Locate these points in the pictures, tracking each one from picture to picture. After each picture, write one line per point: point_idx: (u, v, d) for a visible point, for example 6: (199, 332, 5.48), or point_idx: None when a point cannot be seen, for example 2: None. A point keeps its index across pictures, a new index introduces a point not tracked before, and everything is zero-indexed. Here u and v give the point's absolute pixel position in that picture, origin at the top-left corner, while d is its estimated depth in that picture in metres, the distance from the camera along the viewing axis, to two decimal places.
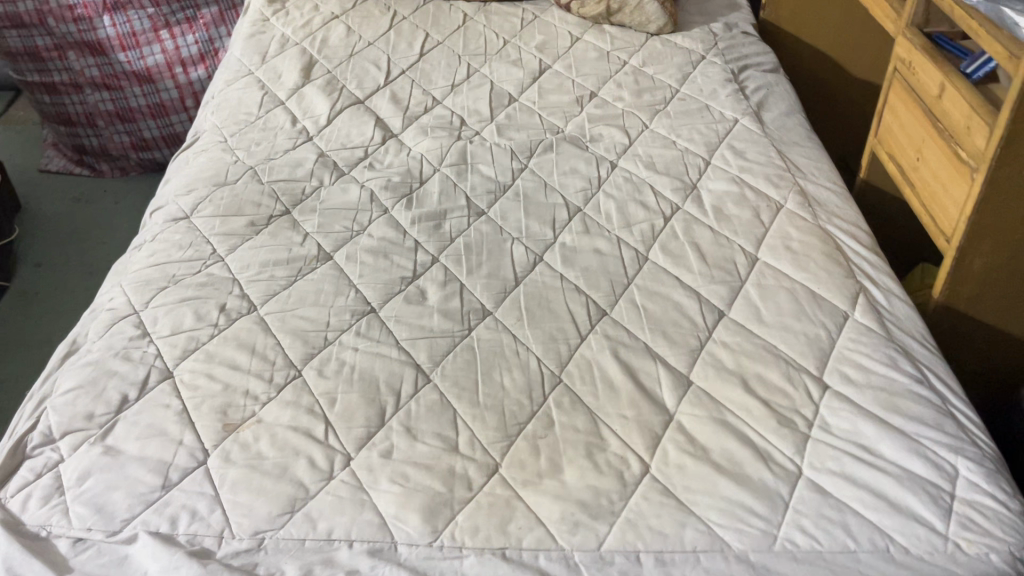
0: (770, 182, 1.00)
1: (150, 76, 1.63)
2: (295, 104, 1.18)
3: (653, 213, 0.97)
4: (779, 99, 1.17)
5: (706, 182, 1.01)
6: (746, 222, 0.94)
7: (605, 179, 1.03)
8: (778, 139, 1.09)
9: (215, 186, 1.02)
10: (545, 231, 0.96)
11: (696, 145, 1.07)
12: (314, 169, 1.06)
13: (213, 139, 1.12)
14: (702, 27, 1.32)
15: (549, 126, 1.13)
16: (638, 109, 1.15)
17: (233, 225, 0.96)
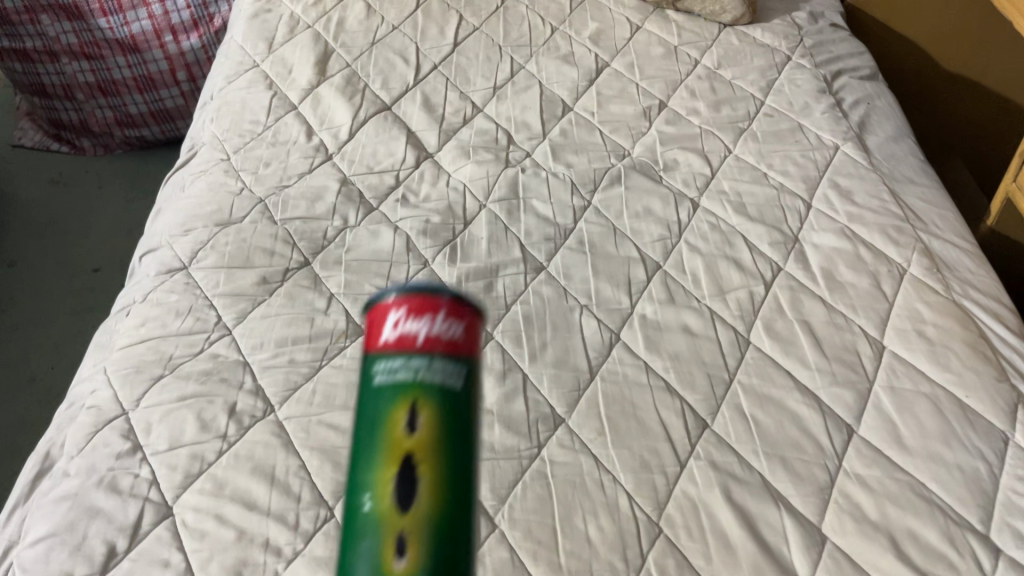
0: (888, 238, 0.83)
1: (136, 45, 1.41)
2: (310, 110, 0.99)
3: (749, 277, 0.80)
4: (883, 118, 0.99)
5: (809, 233, 0.84)
6: (864, 293, 0.78)
7: (686, 224, 0.86)
8: (889, 174, 0.91)
9: (217, 226, 0.85)
10: (620, 298, 0.79)
11: (792, 181, 0.90)
12: (336, 203, 0.88)
13: (213, 157, 0.94)
14: (783, 16, 1.13)
15: (613, 147, 0.95)
16: (718, 127, 0.97)
17: (240, 282, 0.79)
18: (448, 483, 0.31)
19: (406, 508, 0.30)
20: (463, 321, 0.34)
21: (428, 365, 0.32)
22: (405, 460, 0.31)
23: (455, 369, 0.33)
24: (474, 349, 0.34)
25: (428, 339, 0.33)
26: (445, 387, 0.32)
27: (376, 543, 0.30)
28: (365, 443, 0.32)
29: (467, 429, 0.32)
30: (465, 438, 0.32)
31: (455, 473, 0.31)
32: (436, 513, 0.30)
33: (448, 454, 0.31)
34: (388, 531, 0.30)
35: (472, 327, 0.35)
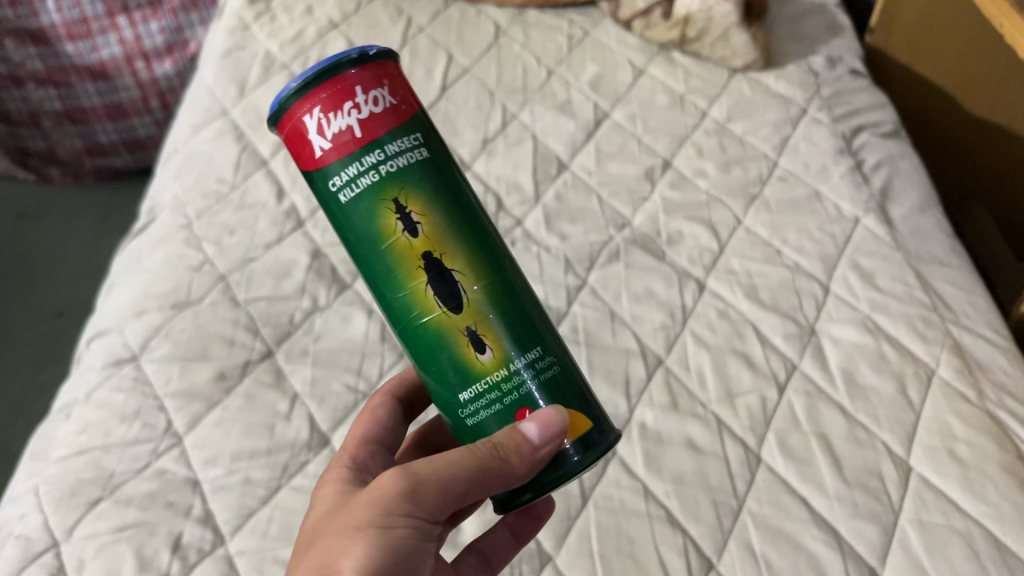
0: (914, 332, 0.75)
1: (106, 72, 1.35)
2: (282, 167, 0.91)
3: (761, 378, 0.72)
4: (907, 184, 0.91)
5: (827, 324, 0.77)
6: (888, 400, 0.70)
7: (691, 310, 0.78)
8: (914, 252, 0.83)
9: (173, 307, 0.77)
10: (617, 400, 0.71)
11: (808, 259, 0.82)
12: (306, 280, 0.80)
13: (174, 222, 0.85)
14: (798, 61, 1.05)
15: (612, 215, 0.87)
16: (727, 192, 0.89)
17: (194, 379, 0.71)
18: (463, 258, 0.45)
19: (460, 307, 0.45)
20: (382, 79, 0.45)
21: (394, 168, 0.45)
22: (426, 261, 0.45)
23: (409, 141, 0.45)
24: (407, 127, 0.45)
25: (378, 129, 0.45)
26: (407, 173, 0.45)
27: (453, 347, 0.46)
28: (389, 268, 0.45)
29: (446, 171, 0.46)
30: (451, 196, 0.46)
31: (468, 240, 0.46)
32: (483, 288, 0.46)
33: (449, 237, 0.45)
34: (457, 329, 0.45)
35: (398, 106, 0.46)
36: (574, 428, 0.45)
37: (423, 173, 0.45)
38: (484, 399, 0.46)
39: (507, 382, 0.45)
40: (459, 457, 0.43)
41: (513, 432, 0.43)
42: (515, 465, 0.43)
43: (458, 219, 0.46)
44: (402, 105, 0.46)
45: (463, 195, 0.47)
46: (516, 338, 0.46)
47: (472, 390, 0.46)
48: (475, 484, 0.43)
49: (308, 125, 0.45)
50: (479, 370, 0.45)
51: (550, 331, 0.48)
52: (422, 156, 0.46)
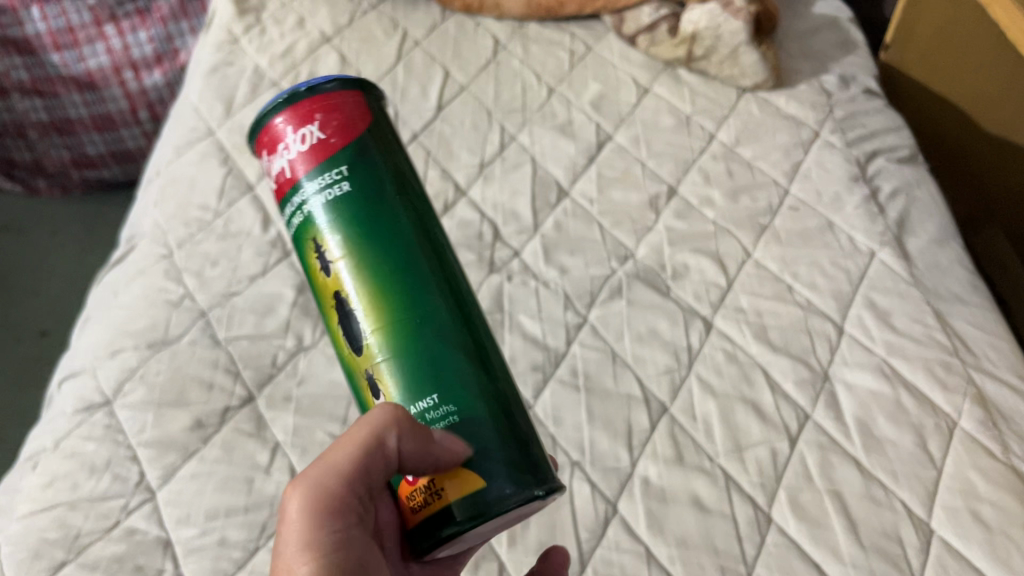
0: (934, 379, 0.71)
1: (93, 82, 1.30)
2: (268, 192, 0.87)
3: (772, 428, 0.68)
4: (925, 214, 0.86)
5: (841, 369, 0.72)
6: (907, 455, 0.66)
7: (697, 352, 0.74)
8: (933, 289, 0.79)
9: (149, 346, 0.73)
10: (618, 453, 0.67)
11: (821, 297, 0.78)
12: (291, 317, 0.76)
13: (153, 252, 0.81)
14: (809, 79, 1.01)
15: (614, 246, 0.83)
16: (736, 222, 0.85)
17: (169, 426, 0.67)
18: (369, 291, 0.45)
19: (358, 349, 0.46)
20: (314, 113, 0.48)
21: (324, 197, 0.47)
22: (337, 296, 0.47)
23: (340, 174, 0.47)
24: (341, 167, 0.47)
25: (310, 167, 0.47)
26: (329, 212, 0.47)
27: (360, 383, 0.47)
28: (321, 308, 0.49)
29: (369, 198, 0.47)
30: (379, 231, 0.46)
31: (384, 268, 0.46)
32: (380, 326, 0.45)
33: (356, 274, 0.46)
34: (360, 370, 0.46)
35: (328, 142, 0.47)
36: (461, 485, 0.42)
37: (342, 203, 0.46)
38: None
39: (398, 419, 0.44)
40: (367, 441, 0.41)
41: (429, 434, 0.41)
42: (426, 444, 0.41)
43: (366, 255, 0.46)
44: (339, 140, 0.47)
45: (392, 225, 0.47)
46: (412, 381, 0.44)
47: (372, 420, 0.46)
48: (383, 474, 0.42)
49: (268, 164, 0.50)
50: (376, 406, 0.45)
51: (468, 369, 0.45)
52: (348, 192, 0.47)
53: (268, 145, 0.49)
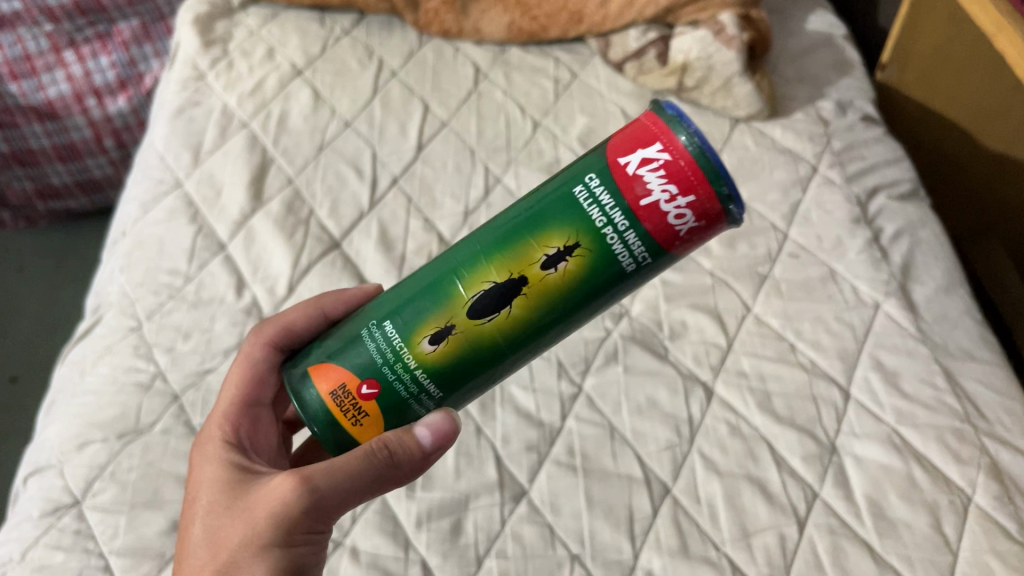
0: (946, 450, 0.68)
1: (54, 112, 1.22)
2: (240, 252, 0.82)
3: (780, 512, 0.65)
4: (928, 259, 0.83)
5: (850, 440, 0.69)
6: (922, 539, 0.63)
7: (699, 424, 0.70)
8: (941, 345, 0.76)
9: (120, 436, 0.68)
10: (621, 544, 0.63)
11: (826, 357, 0.74)
12: None
13: (121, 325, 0.77)
14: (805, 107, 0.96)
15: (608, 303, 0.79)
16: (734, 274, 0.81)
17: (143, 529, 0.63)
18: (520, 325, 0.47)
19: (476, 313, 0.47)
20: (700, 220, 0.43)
21: (600, 223, 0.44)
22: (511, 281, 0.46)
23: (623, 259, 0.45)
24: (656, 241, 0.44)
25: (639, 198, 0.43)
26: (599, 265, 0.45)
27: (445, 303, 0.48)
28: (502, 243, 0.47)
29: (596, 300, 0.47)
30: (565, 312, 0.47)
31: (539, 316, 0.46)
32: (489, 335, 0.47)
33: (531, 312, 0.46)
34: (461, 308, 0.47)
35: (693, 202, 0.43)
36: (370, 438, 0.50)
37: (610, 255, 0.44)
38: (377, 362, 0.49)
39: (396, 377, 0.48)
40: (381, 463, 0.47)
41: (406, 435, 0.48)
42: (407, 469, 0.49)
43: (550, 312, 0.46)
44: (710, 213, 0.43)
45: (578, 317, 0.47)
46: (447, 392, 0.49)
47: (387, 345, 0.49)
48: (363, 484, 0.47)
49: (641, 144, 0.44)
50: (413, 347, 0.48)
51: (469, 396, 0.50)
52: (615, 265, 0.45)
53: (656, 136, 0.44)
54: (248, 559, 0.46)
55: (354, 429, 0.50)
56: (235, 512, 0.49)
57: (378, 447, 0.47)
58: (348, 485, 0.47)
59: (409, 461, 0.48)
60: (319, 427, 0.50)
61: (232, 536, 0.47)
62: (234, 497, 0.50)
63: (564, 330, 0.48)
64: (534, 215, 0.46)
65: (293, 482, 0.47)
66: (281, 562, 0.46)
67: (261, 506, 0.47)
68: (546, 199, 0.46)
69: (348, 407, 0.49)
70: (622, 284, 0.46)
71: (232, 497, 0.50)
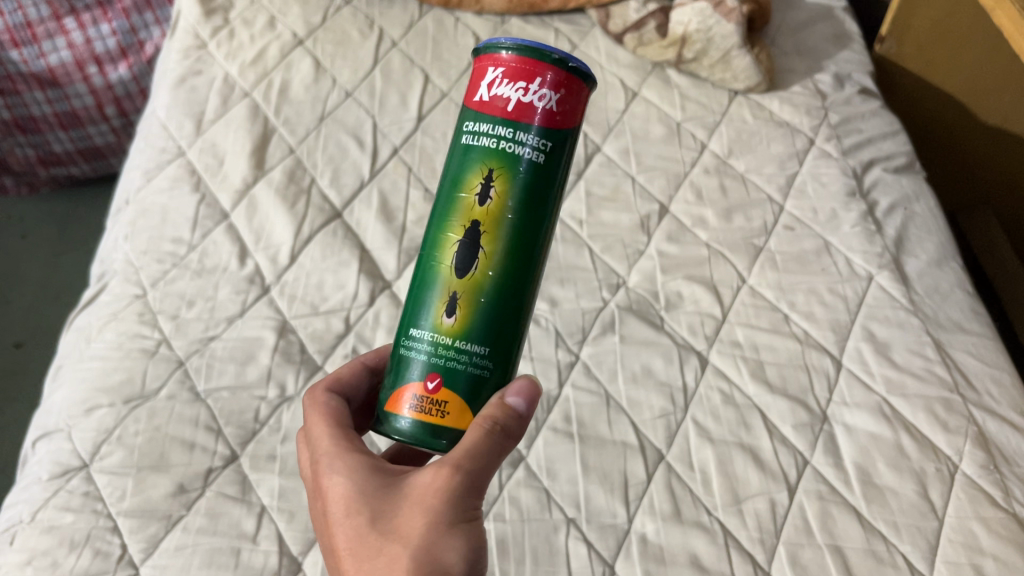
0: (934, 420, 0.70)
1: (55, 80, 1.23)
2: (243, 221, 0.83)
3: (770, 478, 0.67)
4: (922, 232, 0.84)
5: (840, 409, 0.71)
6: (909, 505, 0.65)
7: (693, 392, 0.72)
8: (932, 317, 0.77)
9: (126, 402, 0.70)
10: (615, 508, 0.65)
11: (818, 328, 0.76)
12: (272, 366, 0.73)
13: (126, 292, 0.78)
14: (803, 80, 0.97)
15: (605, 274, 0.80)
16: (730, 246, 0.82)
17: (150, 492, 0.65)
18: (506, 253, 0.46)
19: (465, 272, 0.46)
20: (558, 87, 0.46)
21: (495, 144, 0.46)
22: (475, 227, 0.46)
23: (532, 151, 0.46)
24: (545, 124, 0.46)
25: (505, 107, 0.46)
26: (518, 165, 0.46)
27: (437, 288, 0.47)
28: (447, 214, 0.48)
29: (546, 195, 0.47)
30: (531, 225, 0.47)
31: (512, 234, 0.46)
32: (487, 281, 0.46)
33: (506, 234, 0.46)
34: (449, 285, 0.47)
35: (538, 77, 0.46)
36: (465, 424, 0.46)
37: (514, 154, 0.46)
38: (423, 364, 0.47)
39: (446, 361, 0.46)
40: (501, 432, 0.45)
41: (501, 404, 0.46)
42: (516, 434, 0.46)
43: (522, 227, 0.46)
44: (561, 80, 0.46)
45: (543, 224, 0.47)
46: (489, 350, 0.47)
47: (423, 348, 0.47)
48: (495, 454, 0.44)
49: (482, 76, 0.48)
50: (435, 334, 0.47)
51: (515, 351, 0.48)
52: (528, 162, 0.46)
53: (486, 67, 0.48)
54: (440, 547, 0.41)
55: (445, 421, 0.46)
56: (394, 515, 0.42)
57: (490, 423, 0.44)
58: (489, 457, 0.44)
59: (514, 427, 0.46)
60: (438, 440, 0.46)
61: (411, 543, 0.41)
62: (375, 504, 0.43)
63: (542, 246, 0.48)
64: (452, 179, 0.48)
65: (453, 473, 0.42)
66: (468, 544, 0.42)
67: (426, 507, 0.42)
68: (452, 165, 0.49)
69: (427, 407, 0.46)
70: (547, 172, 0.47)
71: (375, 501, 0.43)
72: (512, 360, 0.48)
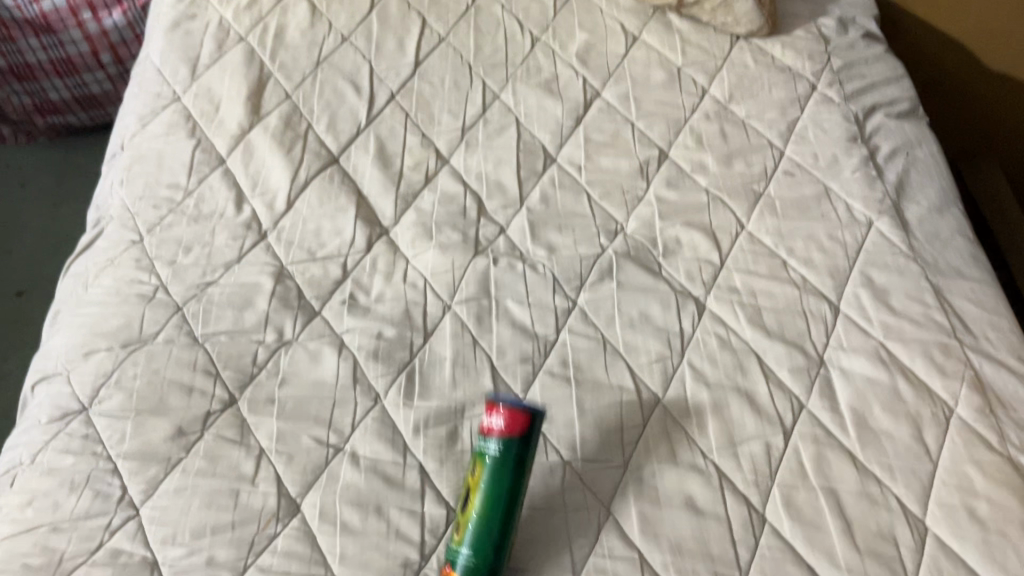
0: (931, 365, 0.70)
1: (49, 25, 1.22)
2: (240, 167, 0.83)
3: (766, 423, 0.67)
4: (923, 178, 0.84)
5: (837, 355, 0.71)
6: (904, 449, 0.65)
7: (690, 338, 0.72)
8: (932, 263, 0.77)
9: (124, 347, 0.70)
10: (612, 451, 0.65)
11: (817, 274, 0.76)
12: (269, 311, 0.73)
13: (123, 238, 0.78)
14: (807, 24, 0.95)
15: (603, 221, 0.80)
16: (730, 192, 0.82)
17: (149, 435, 0.65)
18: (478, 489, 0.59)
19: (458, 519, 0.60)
20: (498, 411, 0.60)
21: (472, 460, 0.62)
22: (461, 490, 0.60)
23: (486, 448, 0.60)
24: (499, 430, 0.60)
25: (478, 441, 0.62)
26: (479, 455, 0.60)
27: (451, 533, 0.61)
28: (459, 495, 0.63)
29: (509, 445, 0.59)
30: (500, 466, 0.59)
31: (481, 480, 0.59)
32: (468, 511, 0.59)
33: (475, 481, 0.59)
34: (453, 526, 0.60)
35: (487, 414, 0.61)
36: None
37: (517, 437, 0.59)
38: (449, 559, 0.58)
39: (459, 557, 0.57)
40: None
41: None
42: None
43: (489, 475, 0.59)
44: (502, 409, 0.60)
45: (514, 463, 0.59)
46: (481, 526, 0.57)
47: (450, 551, 0.58)
48: None
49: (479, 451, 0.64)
50: (454, 545, 0.58)
51: (509, 503, 0.58)
52: (489, 452, 0.60)
53: (495, 404, 0.61)
54: None
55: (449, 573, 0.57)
56: None
57: None
58: None
59: None
60: None
61: None
62: None
63: (521, 469, 0.59)
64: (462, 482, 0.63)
65: None
66: None
67: None
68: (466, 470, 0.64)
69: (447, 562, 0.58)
70: (507, 434, 0.60)
71: None
72: (511, 512, 0.59)
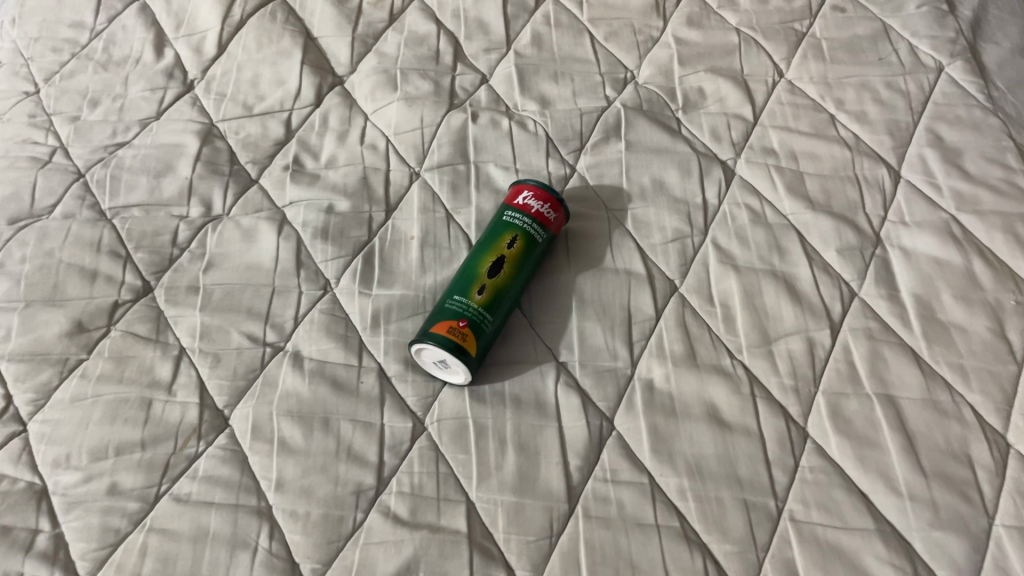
0: (1015, 242, 0.56)
1: None
2: (161, 3, 0.67)
3: (809, 314, 0.54)
4: (1005, 14, 0.68)
5: (897, 231, 0.57)
6: (980, 346, 0.52)
7: (715, 211, 0.58)
8: (1015, 116, 0.62)
9: (12, 222, 0.56)
10: (616, 349, 0.53)
11: (873, 132, 0.61)
12: (193, 178, 0.59)
13: (14, 89, 0.63)
14: None
15: (610, 67, 0.65)
16: (764, 32, 0.67)
17: (40, 331, 0.52)
18: (461, 288, 0.52)
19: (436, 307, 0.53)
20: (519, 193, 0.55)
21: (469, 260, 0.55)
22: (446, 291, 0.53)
23: (485, 246, 0.54)
24: (502, 228, 0.54)
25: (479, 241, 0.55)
26: (475, 253, 0.53)
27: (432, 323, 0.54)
28: None
29: (513, 257, 0.53)
30: (491, 270, 0.52)
31: (470, 278, 0.52)
32: (449, 297, 0.52)
33: (462, 280, 0.52)
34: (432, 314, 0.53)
35: (506, 203, 0.55)
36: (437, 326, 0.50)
37: (541, 240, 0.54)
38: (459, 310, 0.50)
39: (477, 317, 0.50)
40: None
41: None
42: None
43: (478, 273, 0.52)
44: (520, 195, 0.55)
45: (506, 271, 0.52)
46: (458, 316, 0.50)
47: (457, 304, 0.51)
48: None
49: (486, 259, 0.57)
50: (470, 301, 0.51)
51: (495, 326, 0.51)
52: (492, 248, 0.53)
53: (523, 187, 0.55)
54: None
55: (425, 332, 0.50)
56: None
57: None
58: None
59: None
60: None
61: None
62: None
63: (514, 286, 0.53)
64: None
65: None
66: None
67: None
68: None
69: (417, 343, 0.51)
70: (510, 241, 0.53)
71: None
72: (496, 322, 0.51)
